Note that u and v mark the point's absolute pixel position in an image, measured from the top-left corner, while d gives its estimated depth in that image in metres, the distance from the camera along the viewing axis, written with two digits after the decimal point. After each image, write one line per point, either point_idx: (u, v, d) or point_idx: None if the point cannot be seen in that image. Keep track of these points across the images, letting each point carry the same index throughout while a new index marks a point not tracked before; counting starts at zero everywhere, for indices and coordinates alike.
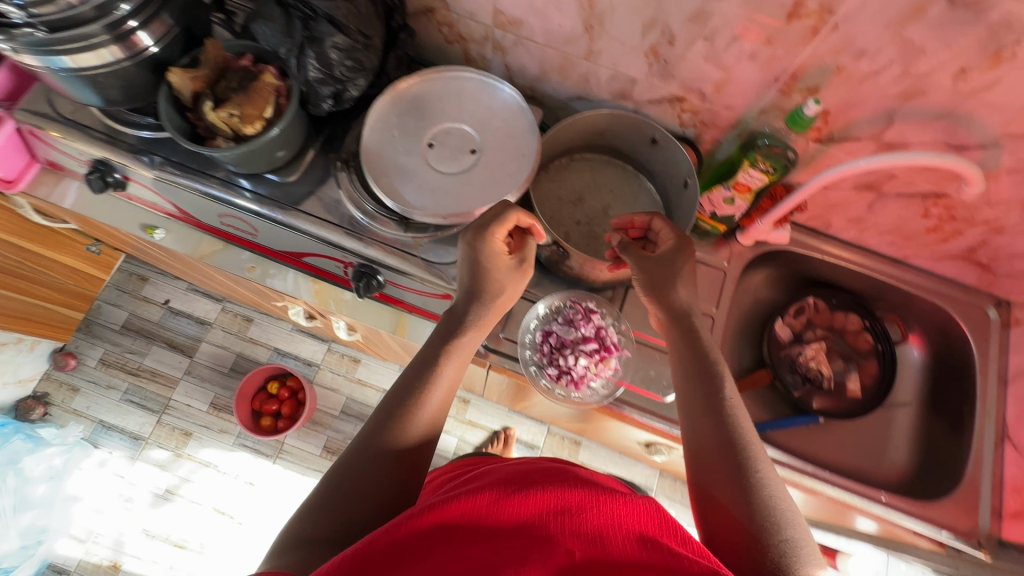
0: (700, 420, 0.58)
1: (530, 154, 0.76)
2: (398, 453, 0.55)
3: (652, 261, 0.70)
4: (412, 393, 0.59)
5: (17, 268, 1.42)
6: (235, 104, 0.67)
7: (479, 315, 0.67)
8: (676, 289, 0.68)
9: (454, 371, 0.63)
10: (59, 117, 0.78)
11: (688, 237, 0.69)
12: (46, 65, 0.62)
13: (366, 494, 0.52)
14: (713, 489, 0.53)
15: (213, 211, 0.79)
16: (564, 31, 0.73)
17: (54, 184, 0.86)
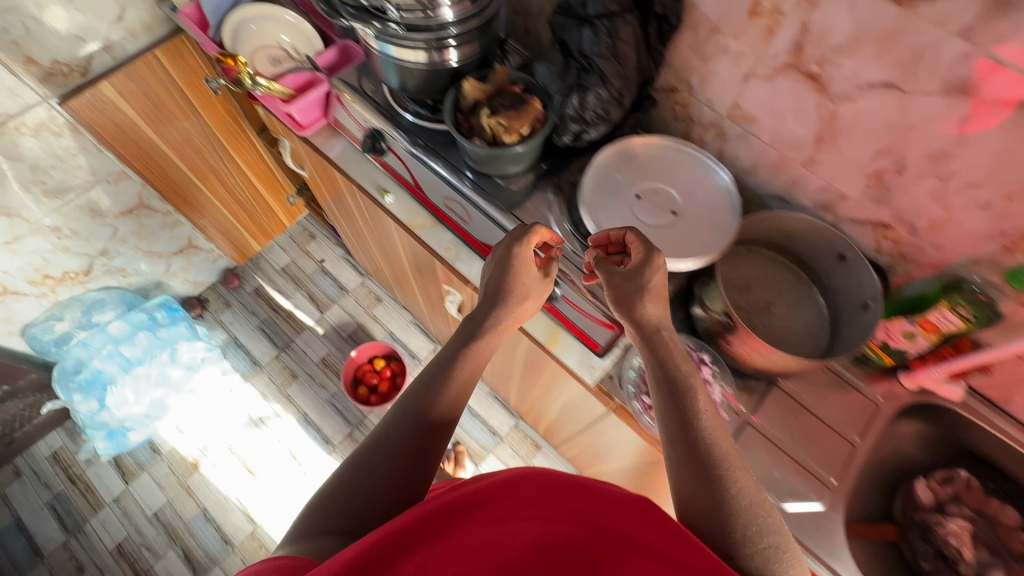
0: (676, 436, 0.56)
1: (727, 231, 0.82)
2: (403, 447, 0.58)
3: (620, 274, 0.69)
4: (425, 389, 0.63)
5: (236, 191, 1.75)
6: (504, 117, 0.82)
7: (501, 315, 0.70)
8: (644, 304, 0.66)
9: (471, 370, 0.66)
10: (360, 91, 0.98)
11: (653, 249, 0.67)
12: (380, 48, 0.84)
13: (378, 480, 0.57)
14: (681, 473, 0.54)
15: (443, 193, 0.94)
16: (793, 137, 0.81)
17: (328, 137, 1.08)
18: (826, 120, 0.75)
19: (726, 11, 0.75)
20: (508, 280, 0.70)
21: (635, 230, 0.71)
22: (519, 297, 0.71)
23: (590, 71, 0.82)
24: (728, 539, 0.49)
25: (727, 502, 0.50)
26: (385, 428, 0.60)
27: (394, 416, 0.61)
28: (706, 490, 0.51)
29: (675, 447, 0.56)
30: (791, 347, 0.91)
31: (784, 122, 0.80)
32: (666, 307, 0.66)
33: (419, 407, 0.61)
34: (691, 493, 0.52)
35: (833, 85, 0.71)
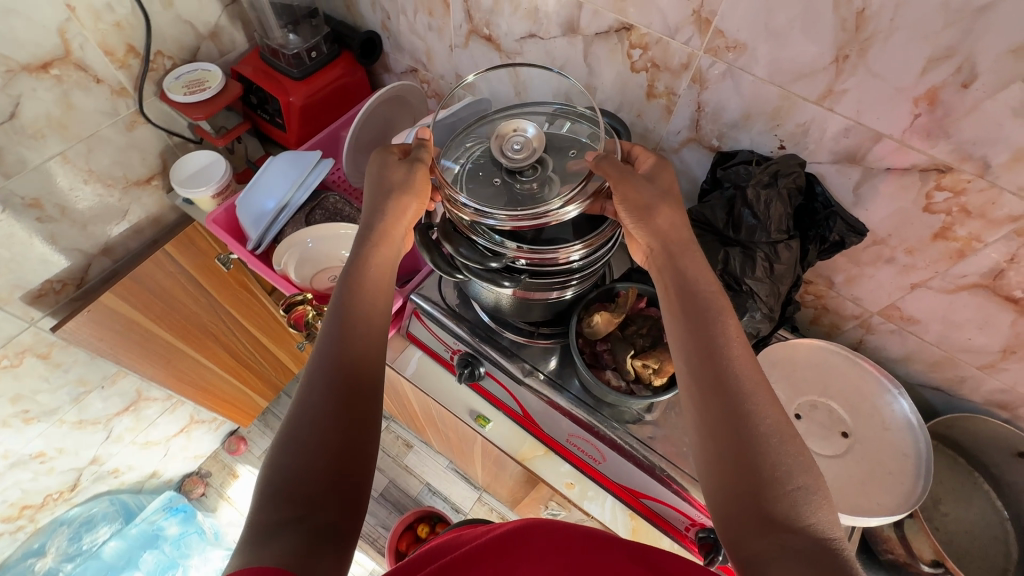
0: (693, 363, 0.51)
1: (924, 461, 0.70)
2: (335, 413, 0.49)
3: (635, 176, 0.61)
4: (337, 324, 0.54)
5: (248, 358, 1.53)
6: (652, 356, 0.69)
7: (393, 233, 0.63)
8: (663, 211, 0.60)
9: (376, 297, 0.58)
10: (446, 307, 0.85)
11: (667, 161, 0.64)
12: None
13: (314, 454, 0.46)
14: (710, 410, 0.48)
15: (566, 429, 0.78)
16: (970, 342, 0.72)
17: (400, 349, 0.92)
18: (1021, 335, 0.67)
19: (897, 229, 0.66)
20: (380, 208, 0.63)
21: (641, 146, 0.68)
22: (393, 218, 0.63)
23: (742, 291, 0.70)
24: (767, 479, 0.43)
25: (761, 444, 0.45)
26: (309, 382, 0.50)
27: (314, 377, 0.51)
28: (745, 443, 0.45)
29: (705, 383, 0.49)
30: (985, 559, 0.79)
31: (961, 329, 0.71)
32: (669, 217, 0.60)
33: (338, 346, 0.52)
34: (720, 437, 0.46)
35: None
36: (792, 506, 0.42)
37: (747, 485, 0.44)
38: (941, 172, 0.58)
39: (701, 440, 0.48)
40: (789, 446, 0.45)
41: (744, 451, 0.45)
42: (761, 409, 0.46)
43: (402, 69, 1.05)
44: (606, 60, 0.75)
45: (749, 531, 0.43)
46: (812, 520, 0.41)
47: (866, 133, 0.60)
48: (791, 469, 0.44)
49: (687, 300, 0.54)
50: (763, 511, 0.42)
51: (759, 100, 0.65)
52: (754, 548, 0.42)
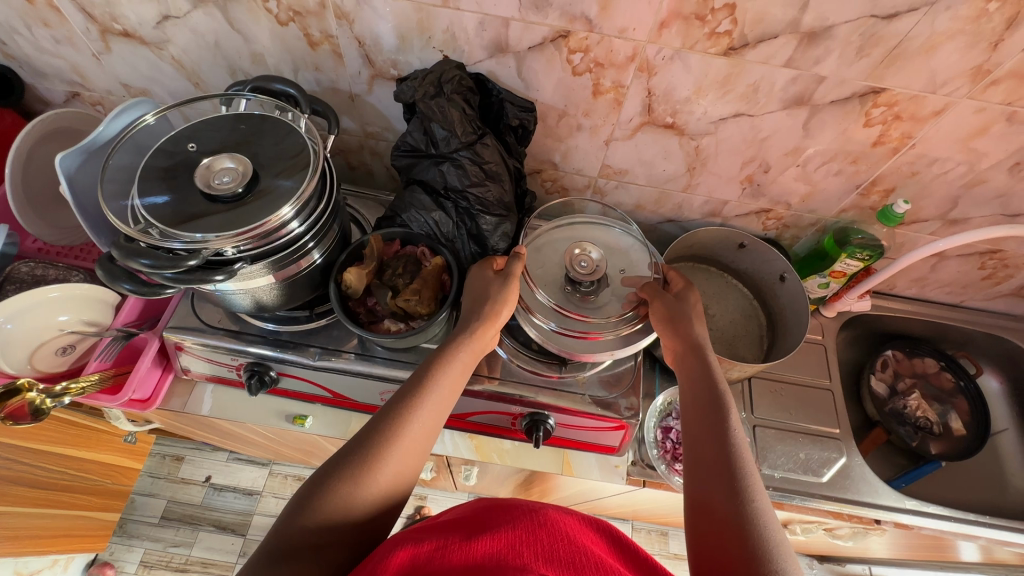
0: (704, 413, 0.60)
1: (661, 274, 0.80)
2: (345, 519, 0.50)
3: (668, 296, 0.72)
4: (378, 422, 0.56)
5: (62, 480, 1.33)
6: (413, 290, 0.72)
7: (486, 334, 0.66)
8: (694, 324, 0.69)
9: (433, 412, 0.59)
10: (208, 327, 0.78)
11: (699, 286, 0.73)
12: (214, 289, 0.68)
13: (309, 537, 0.49)
14: (711, 460, 0.55)
15: (375, 389, 0.79)
16: (667, 173, 0.85)
17: (187, 392, 0.84)
18: (691, 153, 0.80)
19: (568, 99, 0.74)
20: (497, 299, 0.67)
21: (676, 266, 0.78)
22: (493, 303, 0.67)
23: (471, 200, 0.75)
24: (729, 466, 0.54)
25: (742, 494, 0.51)
26: (340, 469, 0.52)
27: (338, 467, 0.53)
28: (722, 437, 0.57)
29: (700, 400, 0.62)
30: (746, 337, 0.97)
31: (654, 165, 0.83)
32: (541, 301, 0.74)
33: (378, 450, 0.54)
34: (711, 465, 0.55)
35: (690, 127, 0.75)
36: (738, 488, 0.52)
37: (721, 512, 0.51)
38: (565, 37, 0.65)
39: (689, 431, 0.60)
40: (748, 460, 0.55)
41: (729, 486, 0.52)
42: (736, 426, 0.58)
43: (62, 98, 0.90)
44: (252, 22, 0.71)
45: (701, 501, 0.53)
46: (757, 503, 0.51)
47: (496, 22, 0.65)
48: (752, 476, 0.53)
49: (705, 352, 0.66)
50: (720, 537, 0.49)
51: (402, 18, 0.67)
52: (705, 518, 0.52)
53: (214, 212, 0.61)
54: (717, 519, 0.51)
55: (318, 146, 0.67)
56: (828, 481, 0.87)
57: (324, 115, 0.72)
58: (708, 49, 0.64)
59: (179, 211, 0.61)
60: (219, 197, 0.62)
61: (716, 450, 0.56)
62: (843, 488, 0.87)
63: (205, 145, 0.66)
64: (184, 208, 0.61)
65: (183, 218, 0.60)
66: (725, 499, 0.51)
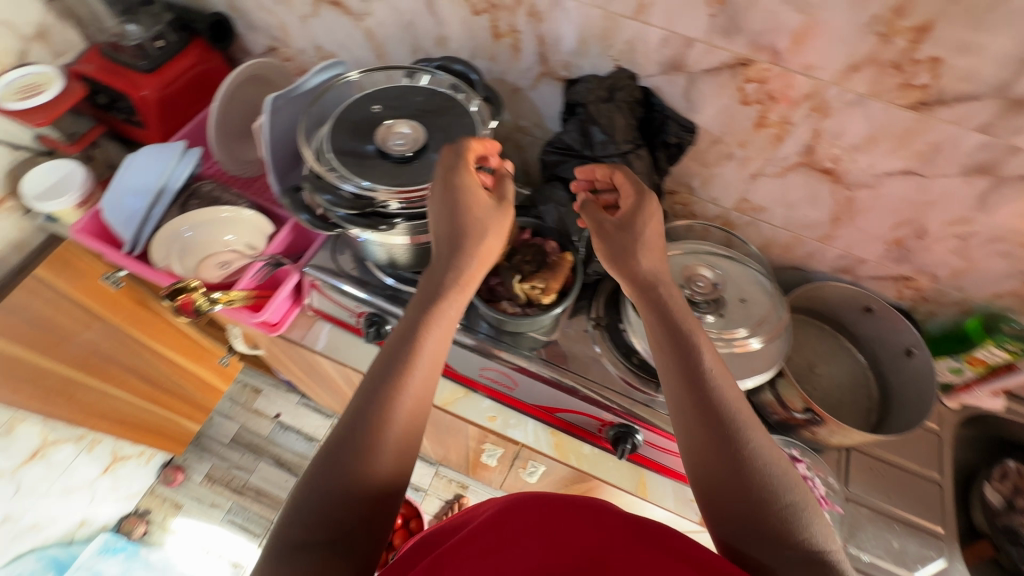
0: (703, 414, 0.52)
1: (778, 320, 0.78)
2: (363, 487, 0.47)
3: (612, 229, 0.64)
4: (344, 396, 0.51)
5: (165, 381, 1.45)
6: (539, 278, 0.75)
7: (467, 275, 0.59)
8: (638, 257, 0.62)
9: (430, 351, 0.54)
10: (342, 273, 0.86)
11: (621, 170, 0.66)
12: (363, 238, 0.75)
13: (337, 515, 0.46)
14: (728, 464, 0.49)
15: (478, 364, 0.82)
16: (807, 219, 0.82)
17: (308, 326, 0.92)
18: (841, 203, 0.78)
19: (727, 126, 0.75)
20: (463, 239, 0.59)
21: (621, 167, 0.66)
22: (475, 240, 0.59)
23: None
24: (765, 497, 0.47)
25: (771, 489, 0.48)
26: (347, 445, 0.48)
27: (340, 444, 0.48)
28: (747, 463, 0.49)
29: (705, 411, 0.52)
30: (852, 404, 0.91)
31: (797, 208, 0.81)
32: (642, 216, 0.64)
33: (354, 426, 0.49)
34: (736, 477, 0.49)
35: (848, 176, 0.73)
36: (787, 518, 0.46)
37: (758, 519, 0.47)
38: (746, 66, 0.66)
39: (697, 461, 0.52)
40: (776, 466, 0.49)
41: (760, 492, 0.48)
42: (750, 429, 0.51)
43: (261, 50, 1.02)
44: (448, 7, 0.77)
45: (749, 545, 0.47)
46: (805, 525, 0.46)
47: (679, 40, 0.67)
48: (772, 458, 0.49)
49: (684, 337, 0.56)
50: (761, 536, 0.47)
51: (588, 24, 0.70)
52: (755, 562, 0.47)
53: (384, 167, 0.68)
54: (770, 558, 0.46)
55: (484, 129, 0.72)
56: None
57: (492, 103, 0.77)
58: (896, 99, 0.62)
59: (360, 159, 0.68)
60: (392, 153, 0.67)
61: (734, 456, 0.49)
62: None
63: (388, 107, 0.73)
64: (362, 157, 0.68)
65: (360, 164, 0.67)
66: (758, 502, 0.47)
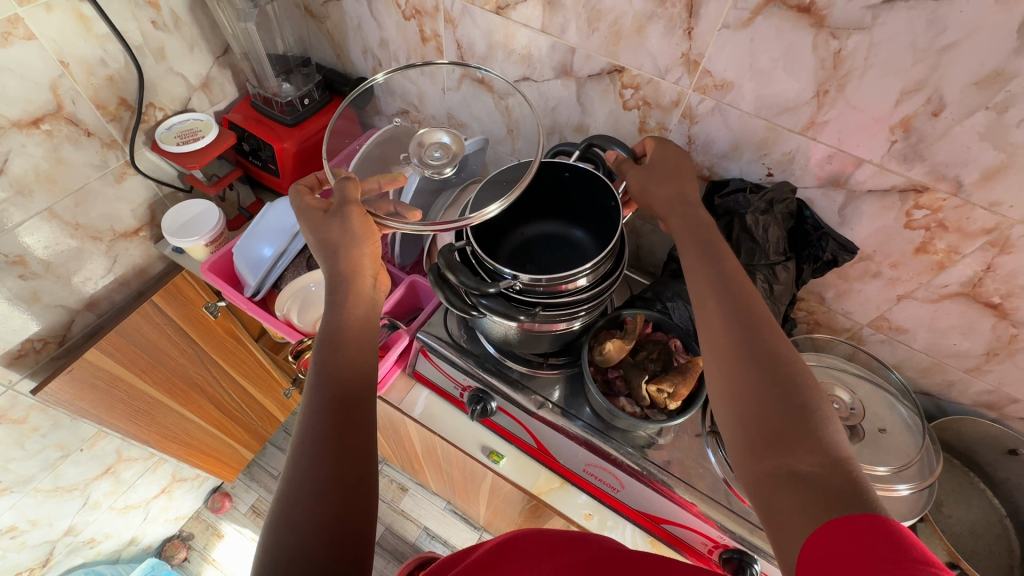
0: (738, 351, 0.50)
1: (926, 466, 0.70)
2: (326, 487, 0.47)
3: (646, 169, 0.69)
4: (327, 375, 0.54)
5: (231, 408, 1.44)
6: (668, 379, 0.71)
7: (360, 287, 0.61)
8: (659, 185, 0.67)
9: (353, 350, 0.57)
10: (454, 343, 0.85)
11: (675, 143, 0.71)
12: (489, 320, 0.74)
13: (307, 524, 0.46)
14: (763, 394, 0.47)
15: (583, 459, 0.79)
16: (955, 347, 0.76)
17: (406, 389, 0.92)
18: (1003, 338, 0.71)
19: (880, 245, 0.71)
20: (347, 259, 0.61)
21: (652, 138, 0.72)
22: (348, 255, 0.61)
23: None
24: (792, 432, 0.44)
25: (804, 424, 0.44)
26: (308, 453, 0.49)
27: (304, 453, 0.49)
28: (776, 381, 0.47)
29: (736, 335, 0.51)
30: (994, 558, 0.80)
31: (946, 336, 0.76)
32: (684, 193, 0.66)
33: (330, 405, 0.52)
34: (766, 407, 0.46)
35: (1017, 313, 0.68)
36: (810, 431, 0.44)
37: (791, 451, 0.43)
38: (919, 192, 0.63)
39: (719, 389, 0.50)
40: (811, 399, 0.46)
41: (791, 425, 0.44)
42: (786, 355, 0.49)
43: None
44: (598, 99, 0.79)
45: (769, 462, 0.44)
46: (836, 442, 0.43)
47: (847, 158, 0.65)
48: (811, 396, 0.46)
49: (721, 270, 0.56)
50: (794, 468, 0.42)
51: (746, 132, 0.70)
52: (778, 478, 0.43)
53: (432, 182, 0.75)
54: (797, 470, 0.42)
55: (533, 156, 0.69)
56: None
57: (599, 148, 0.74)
58: None
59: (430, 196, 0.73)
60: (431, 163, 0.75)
61: (767, 386, 0.47)
62: None
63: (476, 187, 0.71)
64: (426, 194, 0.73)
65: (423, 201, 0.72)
66: (796, 437, 0.44)
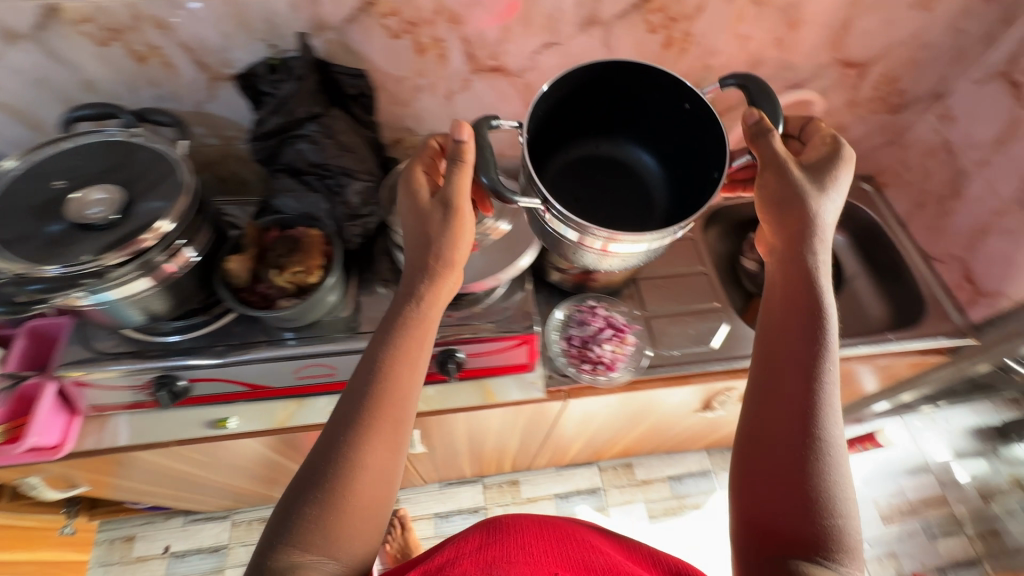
0: (800, 385, 0.54)
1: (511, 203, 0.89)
2: None
3: (780, 170, 0.62)
4: (331, 489, 0.53)
5: None
6: (295, 263, 0.77)
7: (425, 313, 0.63)
8: (807, 198, 0.61)
9: (371, 475, 0.54)
10: (102, 355, 0.78)
11: (847, 149, 0.64)
12: (94, 303, 0.67)
13: None
14: (789, 414, 0.53)
15: (291, 370, 0.82)
16: (511, 115, 0.94)
17: (101, 428, 0.84)
18: (524, 90, 0.90)
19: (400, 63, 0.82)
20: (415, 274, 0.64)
21: (819, 120, 0.69)
22: (440, 258, 0.63)
23: (334, 173, 0.81)
24: (799, 470, 0.50)
25: (813, 479, 0.50)
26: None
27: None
28: (802, 422, 0.52)
29: (789, 383, 0.55)
30: None
31: (498, 109, 0.92)
32: (800, 203, 0.61)
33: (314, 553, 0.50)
34: (784, 430, 0.53)
35: (512, 66, 0.85)
36: (806, 475, 0.50)
37: (771, 457, 0.52)
38: (372, 4, 0.73)
39: (749, 432, 0.55)
40: (831, 457, 0.51)
41: (798, 463, 0.51)
42: (823, 450, 0.51)
43: None
44: (74, 48, 0.73)
45: (753, 548, 0.50)
46: (826, 487, 0.49)
47: (305, 2, 0.72)
48: (835, 448, 0.51)
49: (812, 308, 0.57)
50: (786, 482, 0.50)
51: (220, 16, 0.72)
52: (752, 515, 0.52)
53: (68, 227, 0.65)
54: (769, 519, 0.50)
55: (574, 71, 0.68)
56: (717, 345, 0.98)
57: (741, 88, 0.69)
58: None
59: (34, 223, 0.66)
60: (81, 214, 0.65)
61: (784, 409, 0.54)
62: (733, 347, 0.99)
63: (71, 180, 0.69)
64: (22, 233, 0.65)
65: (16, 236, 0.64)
66: (793, 473, 0.50)
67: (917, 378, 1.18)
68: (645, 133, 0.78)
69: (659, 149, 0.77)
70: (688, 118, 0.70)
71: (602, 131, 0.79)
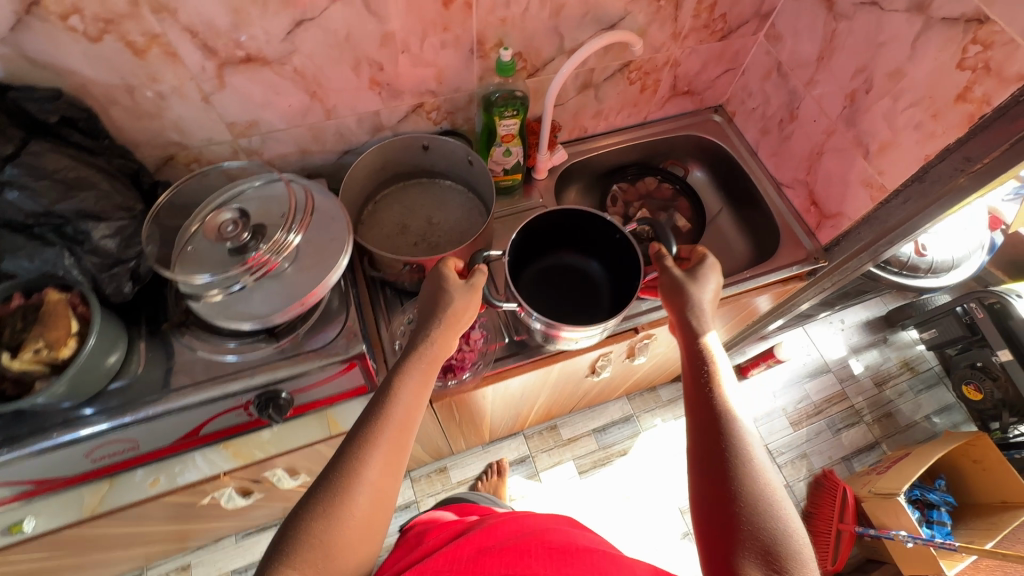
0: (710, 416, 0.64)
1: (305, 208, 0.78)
2: None
3: (671, 283, 0.78)
4: (334, 520, 0.55)
5: None
6: (36, 337, 0.64)
7: (424, 385, 0.67)
8: (692, 291, 0.77)
9: (370, 498, 0.58)
10: None
11: (711, 258, 0.81)
12: None
13: None
14: (711, 450, 0.61)
15: (79, 455, 0.70)
16: (296, 108, 0.81)
17: None
18: (298, 78, 0.77)
19: (121, 70, 0.67)
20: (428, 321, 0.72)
21: (702, 248, 0.82)
22: (443, 309, 0.72)
23: (68, 218, 0.67)
24: (727, 487, 0.58)
25: (745, 496, 0.57)
26: None
27: None
28: (716, 451, 0.61)
29: (707, 421, 0.64)
30: (469, 227, 0.99)
31: (276, 104, 0.79)
32: (687, 294, 0.77)
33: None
34: (714, 461, 0.61)
35: (269, 53, 0.72)
36: (738, 494, 0.57)
37: (721, 496, 0.58)
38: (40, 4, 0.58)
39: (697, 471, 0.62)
40: (748, 467, 0.59)
41: (724, 478, 0.59)
42: (751, 471, 0.59)
43: None
44: None
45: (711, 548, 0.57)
46: (766, 507, 0.56)
47: None
48: (756, 469, 0.59)
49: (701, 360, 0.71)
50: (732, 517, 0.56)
51: None
52: (708, 520, 0.59)
53: None
54: (709, 523, 0.58)
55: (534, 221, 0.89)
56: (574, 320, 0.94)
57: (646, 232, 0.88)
58: None
59: None
60: None
61: (719, 452, 0.61)
62: None
63: None
64: None
65: None
66: (726, 499, 0.58)
67: (789, 303, 1.20)
68: (591, 248, 0.95)
69: (605, 258, 0.94)
70: (619, 245, 0.89)
71: (552, 248, 0.96)
